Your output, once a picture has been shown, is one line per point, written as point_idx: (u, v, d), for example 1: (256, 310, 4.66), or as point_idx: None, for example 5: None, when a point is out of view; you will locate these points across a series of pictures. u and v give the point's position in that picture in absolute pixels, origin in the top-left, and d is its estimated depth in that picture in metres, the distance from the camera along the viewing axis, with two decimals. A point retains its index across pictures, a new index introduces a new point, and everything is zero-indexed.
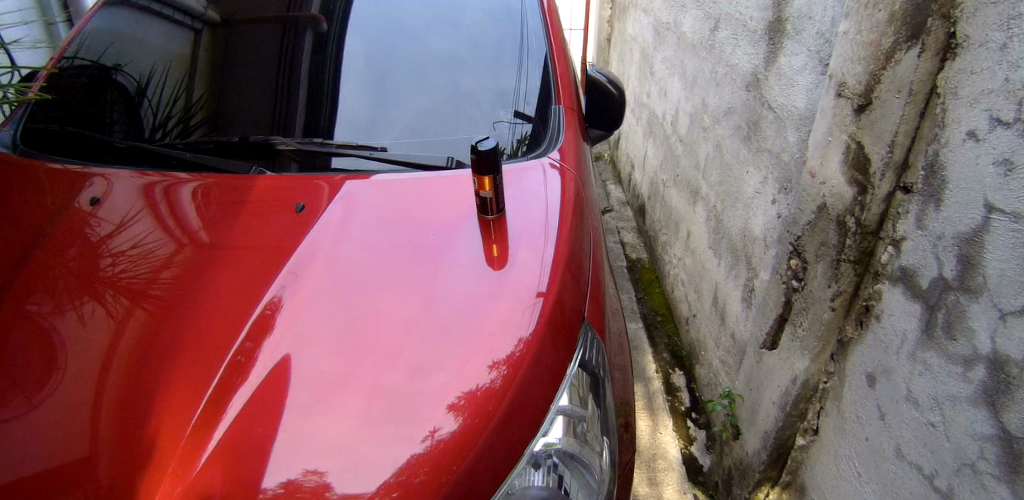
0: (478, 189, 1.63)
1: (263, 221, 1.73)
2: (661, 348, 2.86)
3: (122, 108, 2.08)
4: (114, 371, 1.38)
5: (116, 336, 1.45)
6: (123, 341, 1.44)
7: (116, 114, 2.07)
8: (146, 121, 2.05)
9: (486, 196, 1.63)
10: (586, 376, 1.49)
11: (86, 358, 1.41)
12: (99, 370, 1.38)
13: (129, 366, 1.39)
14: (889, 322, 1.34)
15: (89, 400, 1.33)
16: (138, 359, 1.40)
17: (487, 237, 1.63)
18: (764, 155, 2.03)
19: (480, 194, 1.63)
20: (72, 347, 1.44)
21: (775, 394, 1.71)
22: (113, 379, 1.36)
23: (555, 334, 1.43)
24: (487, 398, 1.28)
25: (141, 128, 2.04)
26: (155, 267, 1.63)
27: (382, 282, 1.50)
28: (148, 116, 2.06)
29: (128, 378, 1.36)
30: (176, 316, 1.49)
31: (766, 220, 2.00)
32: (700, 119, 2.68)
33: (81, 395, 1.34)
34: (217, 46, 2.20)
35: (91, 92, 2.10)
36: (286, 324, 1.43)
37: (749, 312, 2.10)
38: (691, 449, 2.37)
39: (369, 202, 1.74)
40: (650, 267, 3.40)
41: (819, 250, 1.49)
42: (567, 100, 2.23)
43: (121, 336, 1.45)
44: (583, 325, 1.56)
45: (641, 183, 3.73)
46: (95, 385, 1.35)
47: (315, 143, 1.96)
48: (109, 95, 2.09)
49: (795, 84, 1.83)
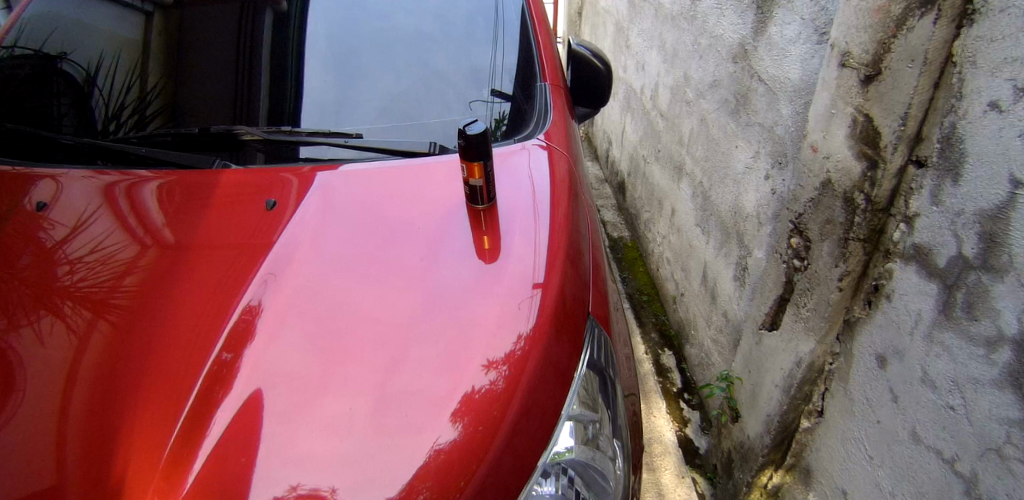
0: (467, 178, 1.52)
1: (233, 217, 1.60)
2: (649, 328, 2.81)
3: (70, 100, 1.91)
4: (79, 392, 1.26)
5: (79, 354, 1.32)
6: (89, 359, 1.31)
7: (66, 107, 1.91)
8: (99, 113, 1.90)
9: (476, 184, 1.52)
10: (595, 377, 1.42)
11: (48, 380, 1.28)
12: (63, 391, 1.26)
13: (96, 384, 1.27)
14: (901, 302, 1.29)
15: (53, 427, 1.20)
16: (106, 375, 1.28)
17: (476, 228, 1.53)
18: (754, 129, 1.97)
19: (469, 183, 1.52)
20: (33, 368, 1.31)
21: (778, 376, 1.67)
22: (80, 401, 1.24)
23: (558, 328, 1.35)
24: (489, 402, 1.19)
25: (93, 122, 1.89)
26: (117, 272, 1.50)
27: (368, 279, 1.40)
28: (100, 107, 1.90)
29: (97, 399, 1.24)
30: (145, 327, 1.37)
31: (758, 197, 1.95)
32: (682, 93, 2.61)
33: (45, 422, 1.21)
34: (168, 28, 2.03)
35: (36, 84, 1.92)
36: (266, 331, 1.32)
37: (742, 291, 2.06)
38: (686, 432, 2.34)
39: (347, 195, 1.63)
40: (633, 246, 3.35)
41: (823, 228, 1.43)
42: (552, 78, 2.13)
43: (86, 353, 1.32)
44: (588, 322, 1.48)
45: (619, 160, 3.66)
46: (60, 409, 1.23)
47: (283, 131, 1.82)
48: (57, 87, 1.92)
49: (787, 54, 1.76)
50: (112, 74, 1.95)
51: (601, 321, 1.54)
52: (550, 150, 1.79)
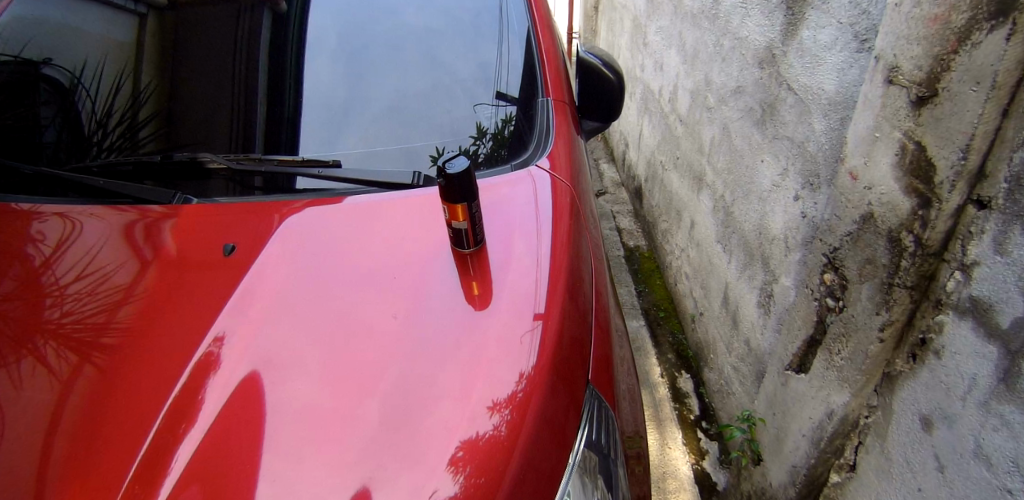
0: (449, 219, 1.36)
1: (216, 239, 1.50)
2: (666, 348, 2.64)
3: (55, 109, 1.72)
4: (59, 446, 1.16)
5: (61, 406, 1.23)
6: (69, 410, 1.22)
7: (50, 116, 1.72)
8: (86, 119, 1.71)
9: (460, 227, 1.36)
10: (595, 459, 1.25)
11: (27, 435, 1.20)
12: (41, 449, 1.17)
13: (73, 440, 1.17)
14: (953, 362, 1.11)
15: (27, 492, 1.11)
16: (93, 420, 1.20)
17: (463, 273, 1.37)
18: (782, 143, 1.78)
19: (452, 225, 1.36)
20: (14, 422, 1.23)
21: (805, 425, 1.50)
22: (57, 459, 1.15)
23: (557, 376, 1.22)
24: (491, 451, 1.08)
25: (81, 131, 1.71)
26: (106, 308, 1.41)
27: (346, 322, 1.28)
28: (87, 114, 1.71)
29: (72, 456, 1.15)
30: (130, 372, 1.27)
31: (786, 219, 1.76)
32: (703, 97, 2.41)
33: (19, 486, 1.13)
34: (164, 30, 1.81)
35: (11, 93, 1.72)
36: (236, 383, 1.20)
37: (767, 320, 1.87)
38: (704, 465, 2.17)
39: (334, 220, 1.50)
40: (649, 256, 3.17)
41: (863, 269, 1.25)
42: (556, 94, 1.95)
43: (68, 404, 1.24)
44: (587, 392, 1.30)
45: (636, 163, 3.46)
46: (36, 469, 1.14)
47: (252, 159, 1.63)
48: (39, 96, 1.72)
49: (821, 62, 1.56)
50: (99, 74, 1.75)
51: (602, 389, 1.35)
52: (553, 181, 1.61)
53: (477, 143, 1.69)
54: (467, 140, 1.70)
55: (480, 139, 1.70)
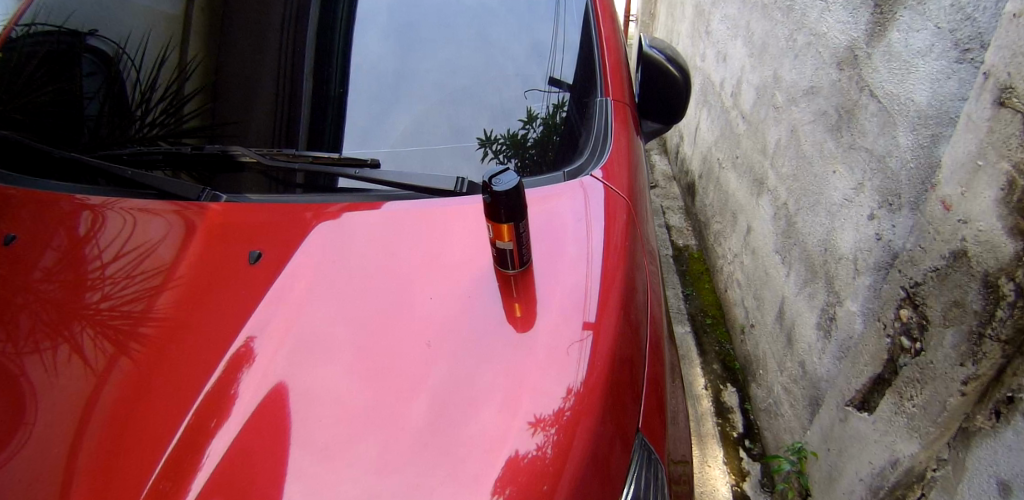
0: (494, 239, 1.25)
1: (256, 219, 1.45)
2: (711, 358, 2.52)
3: (100, 84, 1.67)
4: (91, 433, 1.13)
5: (95, 398, 1.19)
6: (103, 403, 1.17)
7: (94, 88, 1.67)
8: (130, 91, 1.65)
9: (505, 247, 1.25)
10: None
11: (58, 427, 1.15)
12: (71, 443, 1.12)
13: (106, 437, 1.12)
14: None
15: (56, 488, 1.07)
16: (128, 410, 1.16)
17: (505, 293, 1.27)
18: (857, 154, 1.63)
19: (497, 245, 1.25)
20: (46, 412, 1.18)
21: (863, 469, 1.37)
22: (88, 456, 1.10)
23: (607, 403, 1.14)
24: (536, 473, 1.02)
25: (123, 103, 1.64)
26: (146, 295, 1.36)
27: (382, 331, 1.22)
28: (131, 85, 1.65)
29: (103, 452, 1.10)
30: (169, 367, 1.22)
31: (856, 238, 1.61)
32: (770, 95, 2.25)
33: (48, 482, 1.08)
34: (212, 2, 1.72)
35: (59, 65, 1.69)
36: (273, 389, 1.16)
37: (828, 344, 1.74)
38: (744, 487, 2.05)
39: (373, 221, 1.43)
40: (699, 257, 3.02)
41: (947, 312, 1.13)
42: (615, 94, 1.82)
43: (102, 397, 1.18)
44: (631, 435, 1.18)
45: (690, 158, 3.30)
46: (66, 465, 1.09)
47: (285, 155, 1.52)
48: (84, 66, 1.68)
49: (912, 70, 1.40)
50: (143, 44, 1.69)
51: (651, 437, 1.25)
52: (607, 192, 1.49)
53: (527, 127, 1.60)
54: (517, 123, 1.60)
55: (530, 124, 1.61)
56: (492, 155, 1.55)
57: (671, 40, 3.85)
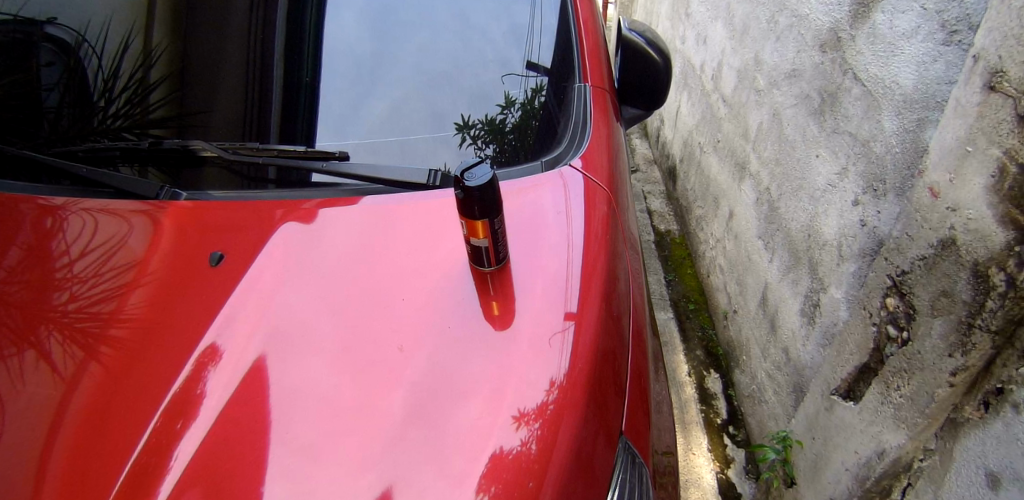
0: (467, 236, 1.20)
1: (223, 213, 1.39)
2: (694, 344, 2.51)
3: (60, 75, 1.52)
4: (60, 443, 1.07)
5: (63, 407, 1.12)
6: (72, 412, 1.11)
7: (54, 79, 1.52)
8: (92, 80, 1.53)
9: (480, 244, 1.20)
10: None
11: (24, 438, 1.09)
12: (38, 455, 1.06)
13: (74, 446, 1.06)
14: None
15: None
16: (98, 417, 1.10)
17: (482, 292, 1.22)
18: (841, 138, 1.60)
19: (471, 242, 1.20)
20: (12, 421, 1.12)
21: (849, 458, 1.36)
22: (55, 467, 1.04)
23: (591, 397, 1.11)
24: (521, 471, 0.99)
25: (86, 93, 1.52)
26: (115, 295, 1.30)
27: (357, 327, 1.17)
28: (94, 72, 1.53)
29: (72, 462, 1.04)
30: (140, 370, 1.16)
31: (840, 223, 1.59)
32: (751, 78, 2.22)
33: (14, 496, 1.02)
34: None
35: (15, 57, 1.51)
36: (245, 388, 1.11)
37: (812, 330, 1.72)
38: (729, 475, 2.04)
39: (346, 215, 1.37)
40: (681, 242, 3.00)
41: (936, 302, 1.11)
42: (595, 80, 1.77)
43: (70, 405, 1.12)
44: (617, 434, 1.16)
45: (671, 142, 3.27)
46: (33, 479, 1.03)
47: (249, 149, 1.44)
48: (41, 56, 1.51)
49: (896, 52, 1.37)
50: (104, 30, 1.54)
51: (636, 438, 1.21)
52: (587, 182, 1.45)
53: (505, 112, 1.55)
54: (495, 107, 1.55)
55: (508, 108, 1.56)
56: (469, 142, 1.50)
57: (650, 23, 3.80)
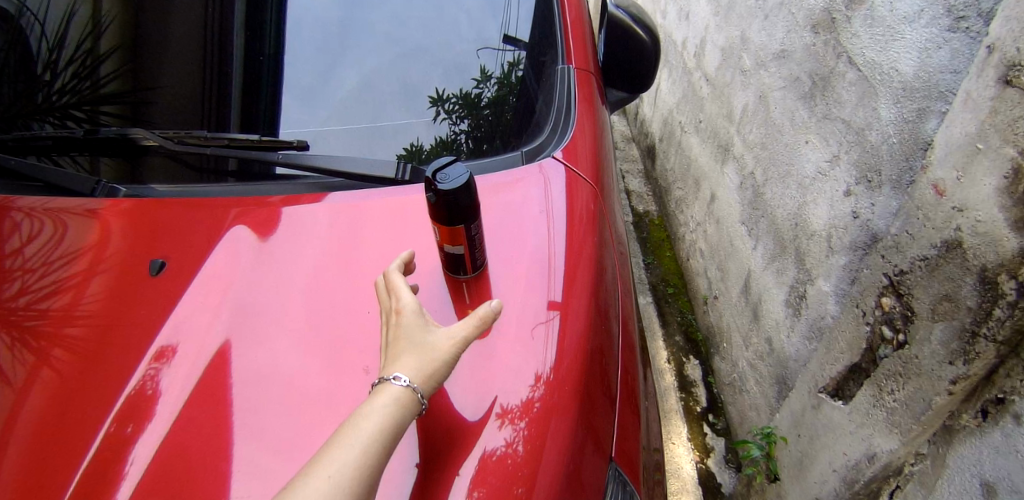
0: (441, 242, 1.09)
1: (170, 208, 1.26)
2: (673, 329, 2.46)
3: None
4: (10, 461, 0.98)
5: (12, 418, 1.02)
6: (22, 425, 1.01)
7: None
8: (35, 48, 1.35)
9: (454, 251, 1.09)
10: None
11: None
12: None
13: (25, 465, 0.97)
14: None
15: None
16: (50, 430, 1.00)
17: (457, 300, 1.13)
18: (832, 125, 1.53)
19: (444, 249, 1.10)
20: None
21: (836, 459, 1.32)
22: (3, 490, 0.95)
23: (582, 398, 1.04)
24: (507, 476, 0.93)
25: (29, 66, 1.35)
26: (70, 287, 1.18)
27: (328, 328, 1.08)
28: (36, 39, 1.36)
29: (23, 484, 0.95)
30: (96, 376, 1.05)
31: (830, 214, 1.53)
32: (736, 57, 2.14)
33: None
34: None
35: None
36: (207, 397, 1.01)
37: (797, 322, 1.68)
38: (708, 464, 2.02)
39: (310, 210, 1.25)
40: (659, 223, 2.94)
41: (936, 306, 1.06)
42: (580, 61, 1.65)
43: (21, 417, 1.02)
44: (608, 445, 1.09)
45: (650, 120, 3.19)
46: None
47: (195, 138, 1.27)
48: None
49: (895, 36, 1.30)
50: None
51: (625, 446, 1.14)
52: (569, 173, 1.35)
53: (480, 86, 1.45)
54: (470, 81, 1.45)
55: (484, 83, 1.46)
56: (444, 116, 1.40)
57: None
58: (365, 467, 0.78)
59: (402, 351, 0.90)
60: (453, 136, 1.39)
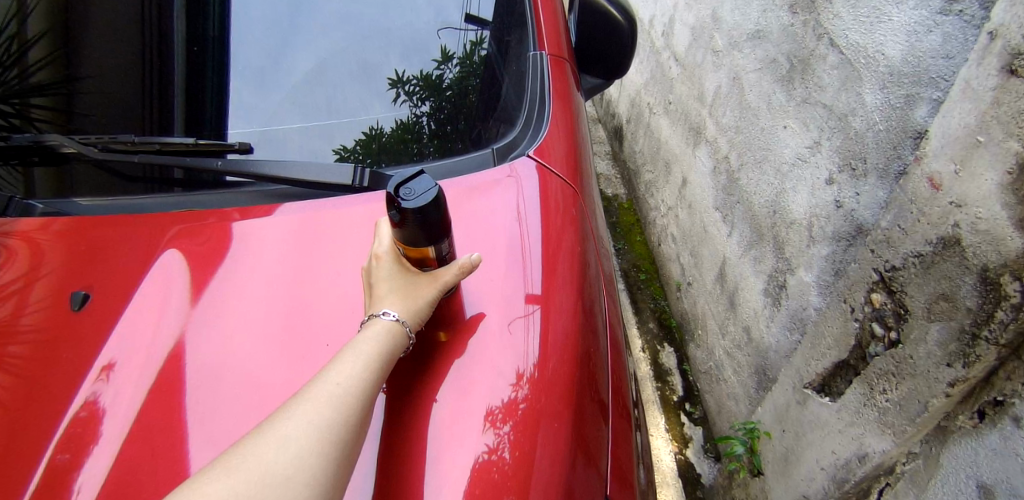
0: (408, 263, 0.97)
1: (103, 226, 1.13)
2: (647, 317, 2.42)
3: None
4: None
5: None
6: None
7: None
8: None
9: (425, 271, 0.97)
10: None
11: None
12: None
13: None
14: None
15: None
16: None
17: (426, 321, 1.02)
18: (811, 109, 1.48)
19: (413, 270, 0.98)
20: None
21: (824, 457, 1.29)
22: None
23: (570, 399, 0.96)
24: (495, 485, 0.85)
25: None
26: (8, 295, 1.05)
27: (291, 338, 0.97)
28: None
29: None
30: (40, 397, 0.94)
31: (810, 202, 1.49)
32: (707, 36, 2.07)
33: None
34: None
35: None
36: (160, 420, 0.91)
37: (778, 312, 1.64)
38: (687, 455, 1.99)
39: (261, 225, 1.12)
40: (628, 207, 2.89)
41: (933, 305, 1.02)
42: (553, 48, 1.56)
43: None
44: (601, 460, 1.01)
45: (617, 101, 3.11)
46: None
47: (123, 142, 1.15)
48: None
49: (883, 17, 1.25)
50: None
51: (616, 455, 1.07)
52: (541, 170, 1.24)
53: (442, 68, 1.33)
54: (430, 63, 1.33)
55: (445, 64, 1.34)
56: (405, 98, 1.29)
57: None
58: (372, 377, 0.83)
59: (384, 294, 0.93)
60: (416, 118, 1.29)
